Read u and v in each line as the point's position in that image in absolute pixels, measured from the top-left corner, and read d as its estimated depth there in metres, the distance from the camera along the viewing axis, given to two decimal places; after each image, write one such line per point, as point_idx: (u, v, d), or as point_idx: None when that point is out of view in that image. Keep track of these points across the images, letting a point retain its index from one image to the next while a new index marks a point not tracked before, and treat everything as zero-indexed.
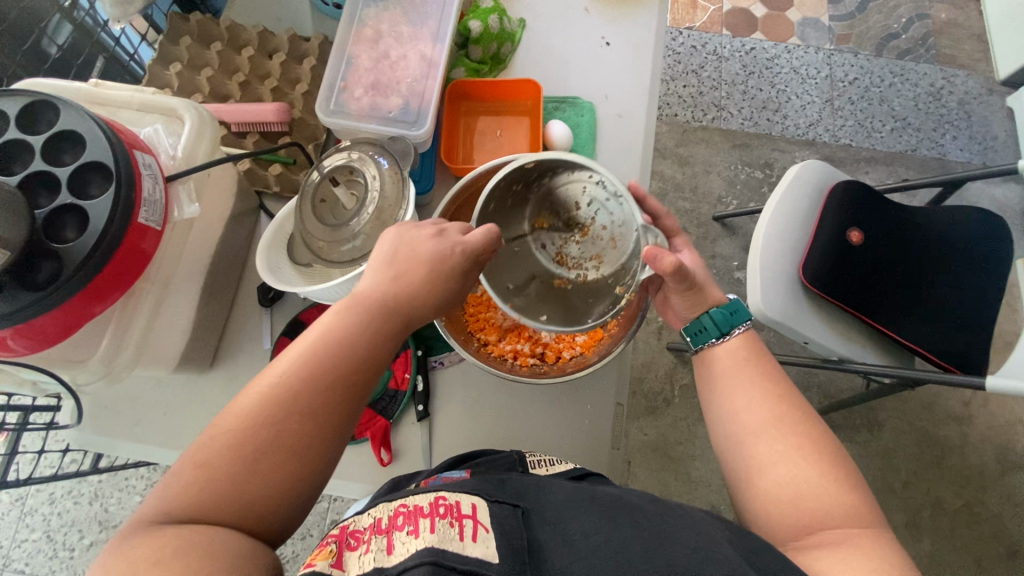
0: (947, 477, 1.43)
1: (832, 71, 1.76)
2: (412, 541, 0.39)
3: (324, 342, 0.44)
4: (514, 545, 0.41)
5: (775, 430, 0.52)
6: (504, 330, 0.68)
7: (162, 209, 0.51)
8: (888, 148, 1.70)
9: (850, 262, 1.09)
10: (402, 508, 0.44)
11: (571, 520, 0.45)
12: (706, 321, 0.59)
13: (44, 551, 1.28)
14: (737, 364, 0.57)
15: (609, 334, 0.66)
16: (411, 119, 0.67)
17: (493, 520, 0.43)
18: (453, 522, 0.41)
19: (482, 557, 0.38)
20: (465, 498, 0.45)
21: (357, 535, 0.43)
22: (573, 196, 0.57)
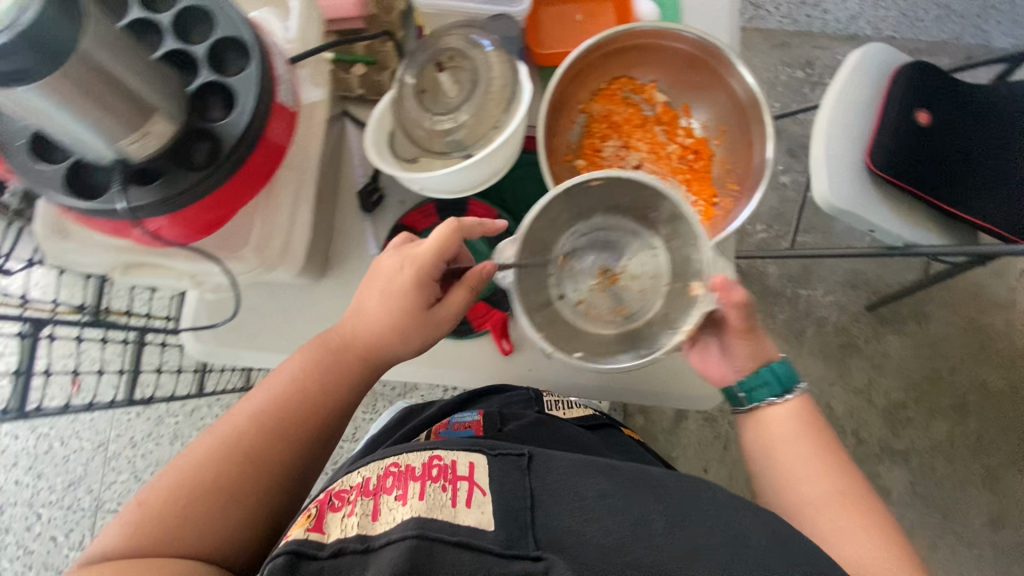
0: (992, 362, 1.48)
1: None
2: (399, 507, 0.44)
3: (253, 413, 0.54)
4: (514, 507, 0.45)
5: (836, 504, 0.55)
6: None
7: (292, 91, 0.49)
8: (931, 38, 1.63)
9: (918, 146, 1.07)
10: (392, 467, 0.49)
11: (578, 480, 0.49)
12: (769, 377, 0.58)
13: (135, 489, 1.34)
14: (791, 434, 0.59)
15: (722, 212, 0.66)
16: None
17: (491, 481, 0.47)
18: (446, 487, 0.45)
19: (475, 524, 0.43)
20: (463, 458, 0.49)
21: (341, 496, 0.47)
22: (603, 239, 0.59)
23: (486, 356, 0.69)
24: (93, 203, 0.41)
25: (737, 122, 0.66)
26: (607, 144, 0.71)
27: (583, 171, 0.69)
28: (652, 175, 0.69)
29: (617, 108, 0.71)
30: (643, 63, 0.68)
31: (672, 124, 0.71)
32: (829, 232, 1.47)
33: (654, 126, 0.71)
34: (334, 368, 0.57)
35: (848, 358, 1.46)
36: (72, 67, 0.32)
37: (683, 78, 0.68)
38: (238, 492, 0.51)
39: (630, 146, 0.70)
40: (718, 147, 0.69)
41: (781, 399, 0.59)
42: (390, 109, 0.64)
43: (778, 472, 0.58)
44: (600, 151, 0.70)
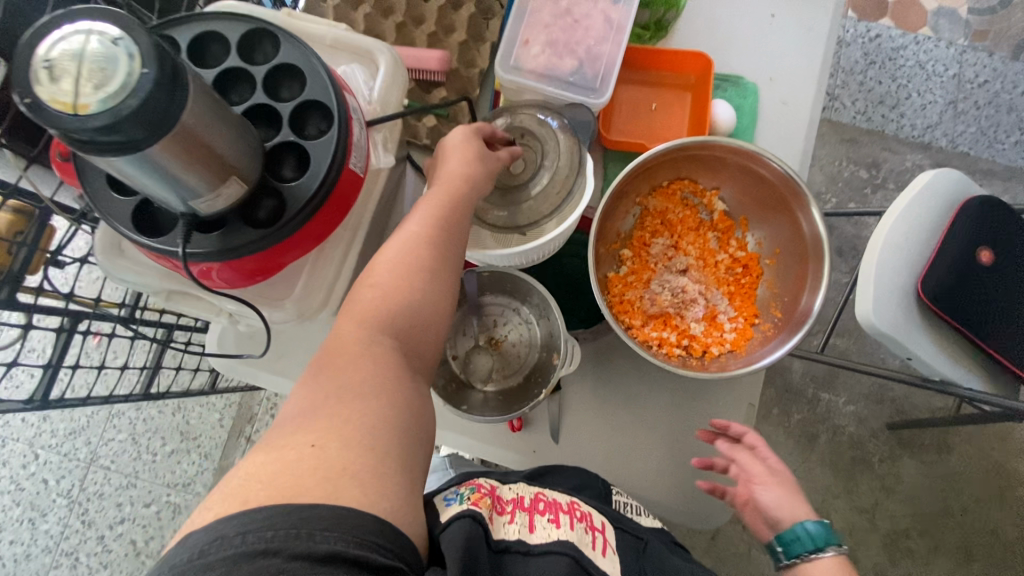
0: (1011, 508, 1.40)
1: (961, 70, 1.63)
2: (553, 528, 0.48)
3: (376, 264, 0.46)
4: (632, 560, 0.50)
5: None
6: (649, 316, 0.66)
7: (365, 156, 0.50)
8: (1007, 162, 1.59)
9: (974, 282, 1.04)
10: (541, 495, 0.53)
11: (697, 574, 0.52)
12: (800, 529, 0.53)
13: (129, 452, 1.37)
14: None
15: (759, 337, 0.64)
16: (592, 84, 0.64)
17: (620, 542, 0.52)
18: (587, 531, 0.50)
19: (612, 571, 0.47)
20: (597, 514, 0.53)
21: (501, 500, 0.51)
22: (493, 314, 0.69)
23: (493, 428, 0.68)
24: (155, 242, 0.42)
25: (793, 250, 0.64)
26: (656, 242, 0.70)
27: (627, 263, 0.69)
28: (696, 282, 0.68)
29: (674, 207, 0.70)
30: (709, 171, 0.67)
31: (725, 234, 0.70)
32: (863, 340, 1.42)
33: (707, 232, 0.70)
34: (422, 236, 0.48)
35: (858, 473, 1.41)
36: (173, 134, 0.33)
37: (747, 193, 0.67)
38: (370, 361, 0.41)
39: (680, 248, 0.69)
40: (768, 268, 0.67)
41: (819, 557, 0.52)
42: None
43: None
44: (648, 247, 0.69)
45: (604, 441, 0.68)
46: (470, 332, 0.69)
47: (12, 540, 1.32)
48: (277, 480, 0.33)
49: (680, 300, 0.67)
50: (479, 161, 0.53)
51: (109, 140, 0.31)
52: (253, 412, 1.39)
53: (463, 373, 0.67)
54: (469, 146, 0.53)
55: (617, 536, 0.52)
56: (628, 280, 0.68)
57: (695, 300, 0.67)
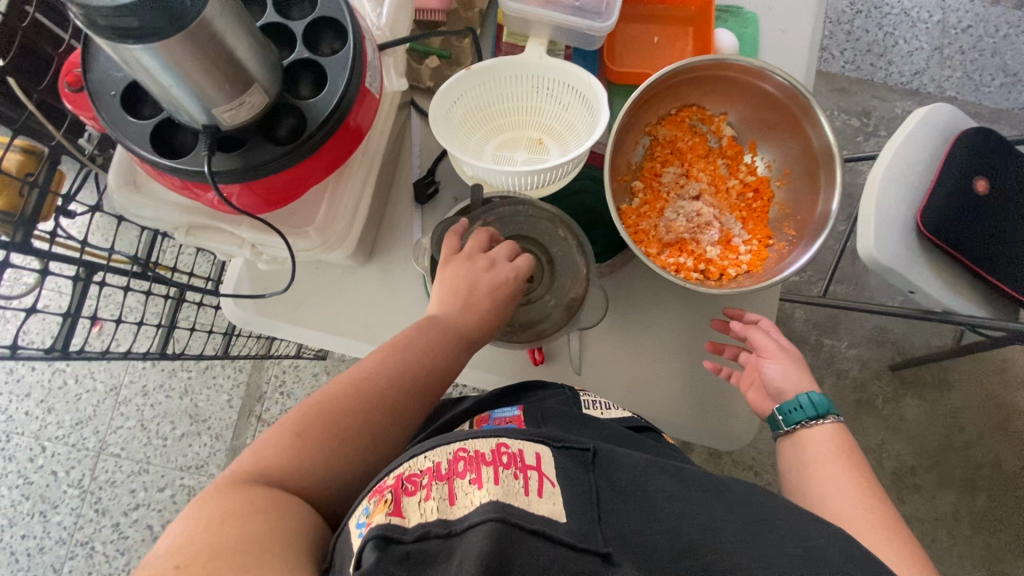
0: (1012, 441, 1.44)
1: (945, 16, 1.65)
2: (475, 492, 0.39)
3: (382, 367, 0.49)
4: (580, 500, 0.43)
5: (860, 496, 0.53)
6: (665, 244, 0.66)
7: (378, 78, 0.49)
8: (994, 104, 1.61)
9: (971, 212, 1.06)
10: (461, 452, 0.43)
11: (649, 480, 0.46)
12: (802, 400, 0.59)
13: (139, 438, 1.36)
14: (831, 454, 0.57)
15: (773, 257, 0.65)
16: (596, 10, 0.64)
17: (559, 474, 0.44)
18: (518, 475, 0.42)
19: (548, 516, 0.39)
20: (528, 446, 0.45)
21: (412, 478, 0.40)
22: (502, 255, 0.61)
23: (517, 364, 0.68)
24: (176, 162, 0.41)
25: (805, 168, 0.65)
26: (668, 171, 0.70)
27: (639, 195, 0.69)
28: (710, 207, 0.68)
29: (683, 135, 0.70)
30: (717, 95, 0.67)
31: (735, 159, 0.70)
32: (862, 285, 1.45)
33: (717, 158, 0.70)
34: (418, 370, 0.50)
35: (863, 414, 1.44)
36: (193, 29, 0.33)
37: (757, 116, 0.67)
38: (350, 443, 0.45)
39: (691, 176, 0.70)
40: (779, 189, 0.68)
41: (819, 424, 0.58)
42: (473, 99, 0.65)
43: (815, 488, 0.54)
44: (659, 176, 0.69)
45: (624, 367, 0.69)
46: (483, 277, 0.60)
47: (25, 533, 1.31)
48: (235, 511, 0.37)
49: (695, 225, 0.67)
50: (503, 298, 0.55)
51: (122, 28, 0.30)
52: (261, 391, 1.38)
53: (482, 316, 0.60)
54: (508, 279, 0.56)
55: (556, 461, 0.45)
56: (642, 209, 0.68)
57: (709, 225, 0.67)
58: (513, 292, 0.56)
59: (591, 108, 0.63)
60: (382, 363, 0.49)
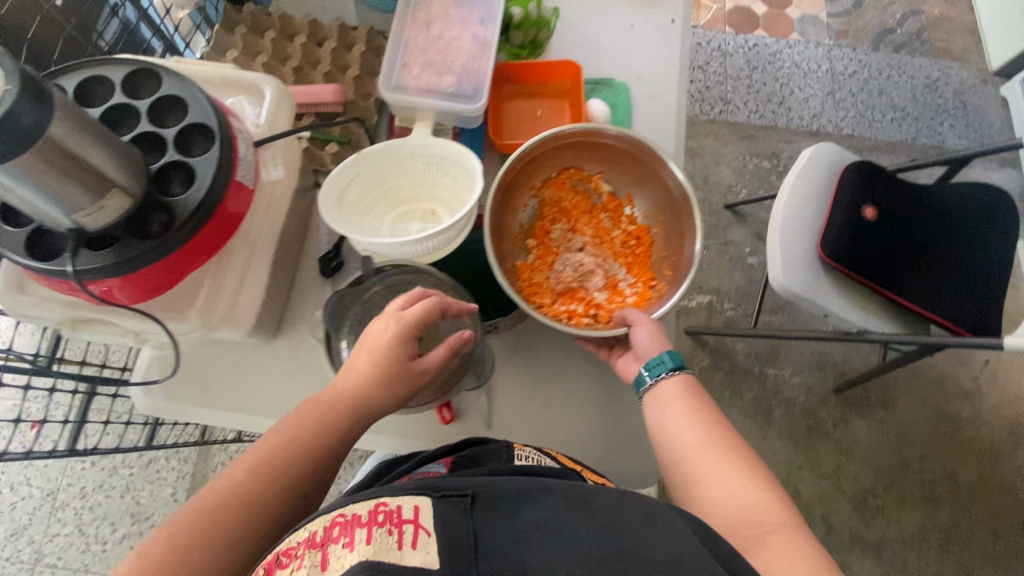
0: (962, 450, 1.47)
1: (832, 65, 1.84)
2: (346, 555, 0.40)
3: (256, 463, 0.51)
4: (458, 543, 0.42)
5: (706, 450, 0.57)
6: (557, 294, 0.71)
7: (253, 169, 0.54)
8: (889, 137, 1.76)
9: (866, 237, 1.14)
10: (340, 517, 0.43)
11: (531, 506, 0.46)
12: (662, 355, 0.63)
13: (76, 545, 1.29)
14: (684, 409, 0.60)
15: (657, 295, 0.70)
16: (469, 93, 0.71)
17: (436, 521, 0.43)
18: (391, 531, 0.41)
19: (422, 568, 0.39)
20: (407, 500, 0.44)
21: (287, 552, 0.41)
22: None
23: (428, 425, 0.70)
24: (46, 265, 0.44)
25: (674, 214, 0.71)
26: (556, 229, 0.76)
27: (533, 252, 0.74)
28: (595, 258, 0.74)
29: (566, 195, 0.76)
30: (589, 157, 0.74)
31: (615, 212, 0.76)
32: (794, 313, 1.51)
33: (600, 213, 0.76)
34: (291, 455, 0.53)
35: (815, 440, 1.46)
36: (38, 147, 0.36)
37: (626, 172, 0.74)
38: (221, 544, 0.47)
39: (577, 230, 0.76)
40: (658, 235, 0.73)
41: (669, 377, 0.63)
42: (364, 181, 0.69)
43: (689, 468, 0.57)
44: (548, 234, 0.75)
45: (532, 418, 0.71)
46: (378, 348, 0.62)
47: None
48: None
49: (581, 274, 0.73)
50: (393, 357, 0.56)
51: None
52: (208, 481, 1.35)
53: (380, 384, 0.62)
54: (396, 333, 0.57)
55: (437, 510, 0.44)
56: (535, 265, 0.73)
57: (595, 273, 0.73)
58: (402, 347, 0.57)
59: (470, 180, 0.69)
60: (260, 456, 0.52)
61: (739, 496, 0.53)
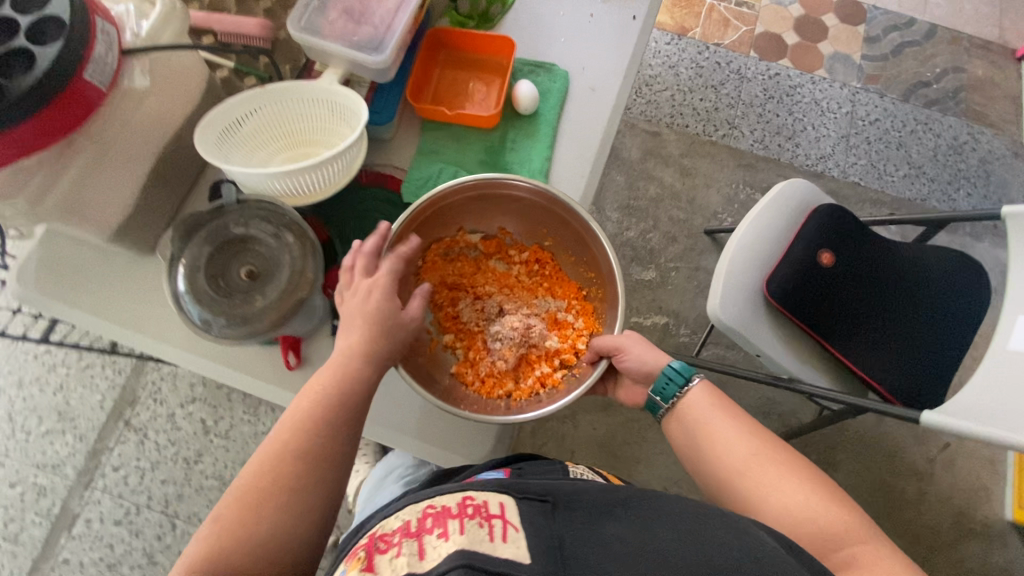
0: (898, 531, 1.39)
1: (854, 108, 1.75)
2: (442, 543, 0.46)
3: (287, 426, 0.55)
4: (543, 544, 0.47)
5: (760, 462, 0.61)
6: (515, 369, 0.75)
7: (111, 73, 0.55)
8: (897, 193, 1.67)
9: (816, 283, 1.08)
10: (430, 509, 0.52)
11: (602, 522, 0.51)
12: (668, 373, 0.69)
13: (3, 429, 1.35)
14: (707, 409, 0.68)
15: (593, 304, 0.77)
16: (377, 46, 0.70)
17: (521, 520, 0.50)
18: (482, 523, 0.48)
19: (511, 557, 0.44)
20: (491, 499, 0.53)
21: (385, 539, 0.50)
22: (232, 249, 0.61)
23: (273, 366, 0.69)
24: None
25: (561, 231, 0.77)
26: (458, 303, 0.79)
27: (473, 353, 0.77)
28: (521, 308, 0.78)
29: (449, 270, 0.80)
30: (467, 218, 0.78)
31: (501, 250, 0.82)
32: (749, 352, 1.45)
33: (491, 263, 0.82)
34: (315, 406, 0.56)
35: None
36: None
37: (492, 214, 0.79)
38: (286, 494, 0.52)
39: (482, 298, 0.79)
40: (554, 248, 0.80)
41: (687, 388, 0.69)
42: (263, 120, 0.70)
43: (744, 479, 0.61)
44: (458, 318, 0.78)
45: None
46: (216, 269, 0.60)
47: None
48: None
49: (524, 338, 0.75)
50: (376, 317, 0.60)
51: None
52: (135, 396, 1.39)
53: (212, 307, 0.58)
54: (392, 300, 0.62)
55: (518, 508, 0.52)
56: (471, 358, 0.76)
57: (533, 324, 0.77)
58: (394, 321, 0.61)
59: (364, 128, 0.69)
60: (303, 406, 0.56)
61: (803, 515, 0.57)
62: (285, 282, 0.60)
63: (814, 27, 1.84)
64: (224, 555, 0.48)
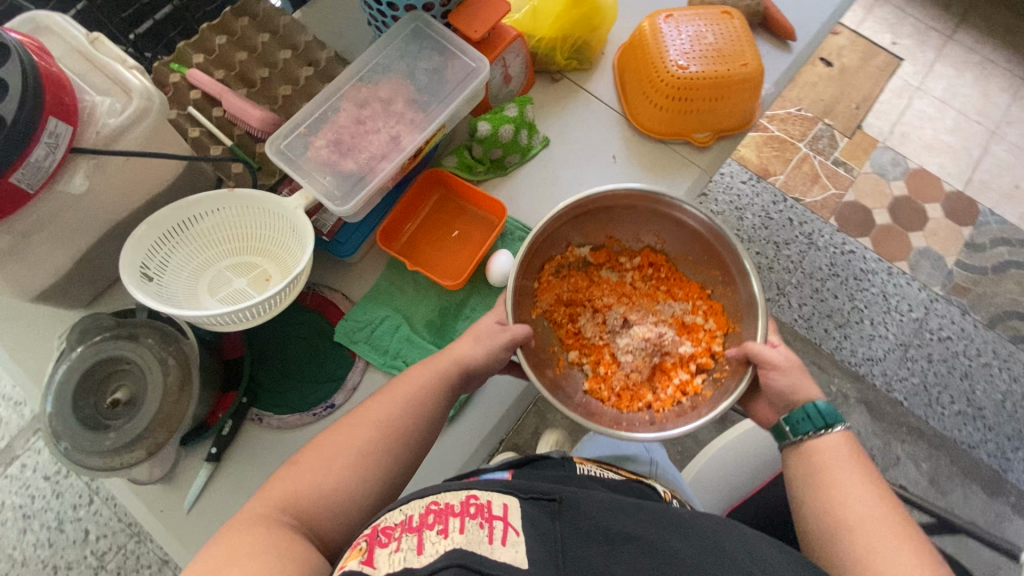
0: None
1: (926, 317, 1.55)
2: (441, 541, 0.41)
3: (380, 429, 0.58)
4: (545, 551, 0.43)
5: (877, 528, 0.52)
6: (649, 376, 0.68)
7: (46, 175, 0.53)
8: (942, 429, 1.46)
9: None
10: (433, 504, 0.46)
11: (610, 520, 0.48)
12: (810, 408, 0.58)
13: None
14: (844, 458, 0.57)
15: (724, 300, 0.70)
16: (343, 193, 0.65)
17: (523, 522, 0.45)
18: (483, 524, 0.43)
19: (509, 563, 0.40)
20: (495, 498, 0.47)
21: (387, 532, 0.43)
22: (113, 371, 0.58)
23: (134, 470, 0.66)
24: None
25: (687, 232, 0.70)
26: (578, 319, 0.73)
27: (603, 366, 0.69)
28: (645, 316, 0.72)
29: (558, 286, 0.73)
30: (575, 227, 0.72)
31: (612, 259, 0.76)
32: None
33: (602, 272, 0.75)
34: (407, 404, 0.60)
35: None
36: None
37: (594, 226, 0.73)
38: (347, 456, 0.55)
39: (601, 309, 0.73)
40: (665, 250, 0.74)
41: (825, 434, 0.58)
42: (221, 220, 0.68)
43: (853, 536, 0.53)
44: (581, 333, 0.71)
45: None
46: (90, 390, 0.57)
47: None
48: (248, 542, 0.46)
49: (650, 348, 0.68)
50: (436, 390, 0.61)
51: None
52: None
53: (70, 432, 0.55)
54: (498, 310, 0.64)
55: (521, 512, 0.47)
56: (601, 373, 0.69)
57: (663, 330, 0.70)
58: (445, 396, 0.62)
59: (304, 273, 0.66)
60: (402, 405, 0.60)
61: None
62: (141, 429, 0.56)
63: (913, 212, 1.66)
64: (296, 503, 0.51)
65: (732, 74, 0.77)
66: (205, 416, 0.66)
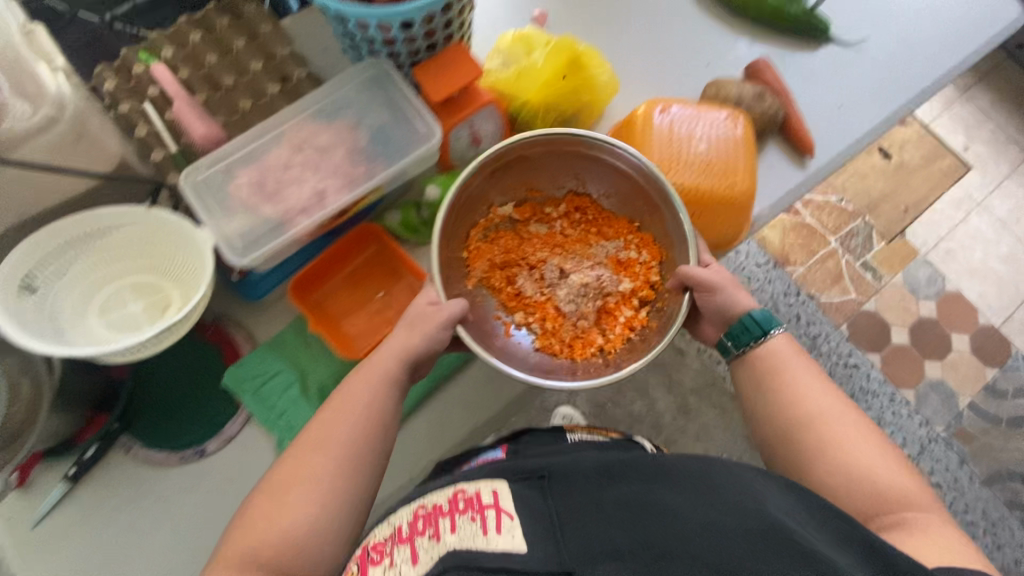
0: None
1: (920, 457, 1.42)
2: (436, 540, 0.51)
3: (328, 453, 0.57)
4: (538, 522, 0.52)
5: (831, 421, 0.63)
6: (596, 314, 0.71)
7: None
8: None
9: None
10: (426, 511, 0.56)
11: (584, 482, 0.57)
12: (746, 319, 0.68)
13: None
14: (788, 359, 0.68)
15: (652, 230, 0.72)
16: (244, 247, 0.60)
17: (512, 506, 0.55)
18: (472, 518, 0.52)
19: (503, 547, 0.48)
20: (485, 488, 0.57)
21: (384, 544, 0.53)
22: None
23: None
24: None
25: (618, 181, 0.71)
26: (516, 280, 0.72)
27: (551, 321, 0.71)
28: (581, 263, 0.73)
29: (488, 250, 0.72)
30: (498, 178, 0.71)
31: (537, 212, 0.75)
32: None
33: (529, 226, 0.75)
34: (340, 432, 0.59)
35: None
36: None
37: (513, 180, 0.72)
38: (298, 489, 0.56)
39: (536, 265, 0.73)
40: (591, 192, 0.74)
41: (764, 338, 0.68)
42: (132, 237, 0.64)
43: (807, 437, 0.63)
44: (521, 294, 0.72)
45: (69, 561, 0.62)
46: None
47: None
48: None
49: (594, 292, 0.71)
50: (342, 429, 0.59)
51: None
52: None
53: None
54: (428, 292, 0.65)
55: (508, 498, 0.56)
56: (550, 328, 0.71)
57: (601, 273, 0.72)
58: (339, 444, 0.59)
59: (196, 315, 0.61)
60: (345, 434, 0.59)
61: (876, 484, 0.59)
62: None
63: (935, 340, 1.52)
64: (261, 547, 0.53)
65: (712, 181, 0.69)
66: (70, 436, 0.64)
